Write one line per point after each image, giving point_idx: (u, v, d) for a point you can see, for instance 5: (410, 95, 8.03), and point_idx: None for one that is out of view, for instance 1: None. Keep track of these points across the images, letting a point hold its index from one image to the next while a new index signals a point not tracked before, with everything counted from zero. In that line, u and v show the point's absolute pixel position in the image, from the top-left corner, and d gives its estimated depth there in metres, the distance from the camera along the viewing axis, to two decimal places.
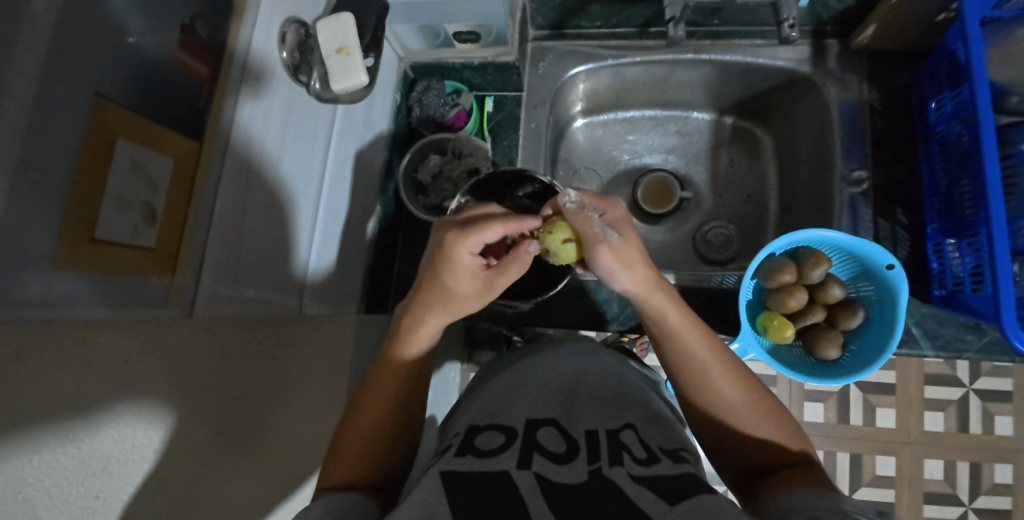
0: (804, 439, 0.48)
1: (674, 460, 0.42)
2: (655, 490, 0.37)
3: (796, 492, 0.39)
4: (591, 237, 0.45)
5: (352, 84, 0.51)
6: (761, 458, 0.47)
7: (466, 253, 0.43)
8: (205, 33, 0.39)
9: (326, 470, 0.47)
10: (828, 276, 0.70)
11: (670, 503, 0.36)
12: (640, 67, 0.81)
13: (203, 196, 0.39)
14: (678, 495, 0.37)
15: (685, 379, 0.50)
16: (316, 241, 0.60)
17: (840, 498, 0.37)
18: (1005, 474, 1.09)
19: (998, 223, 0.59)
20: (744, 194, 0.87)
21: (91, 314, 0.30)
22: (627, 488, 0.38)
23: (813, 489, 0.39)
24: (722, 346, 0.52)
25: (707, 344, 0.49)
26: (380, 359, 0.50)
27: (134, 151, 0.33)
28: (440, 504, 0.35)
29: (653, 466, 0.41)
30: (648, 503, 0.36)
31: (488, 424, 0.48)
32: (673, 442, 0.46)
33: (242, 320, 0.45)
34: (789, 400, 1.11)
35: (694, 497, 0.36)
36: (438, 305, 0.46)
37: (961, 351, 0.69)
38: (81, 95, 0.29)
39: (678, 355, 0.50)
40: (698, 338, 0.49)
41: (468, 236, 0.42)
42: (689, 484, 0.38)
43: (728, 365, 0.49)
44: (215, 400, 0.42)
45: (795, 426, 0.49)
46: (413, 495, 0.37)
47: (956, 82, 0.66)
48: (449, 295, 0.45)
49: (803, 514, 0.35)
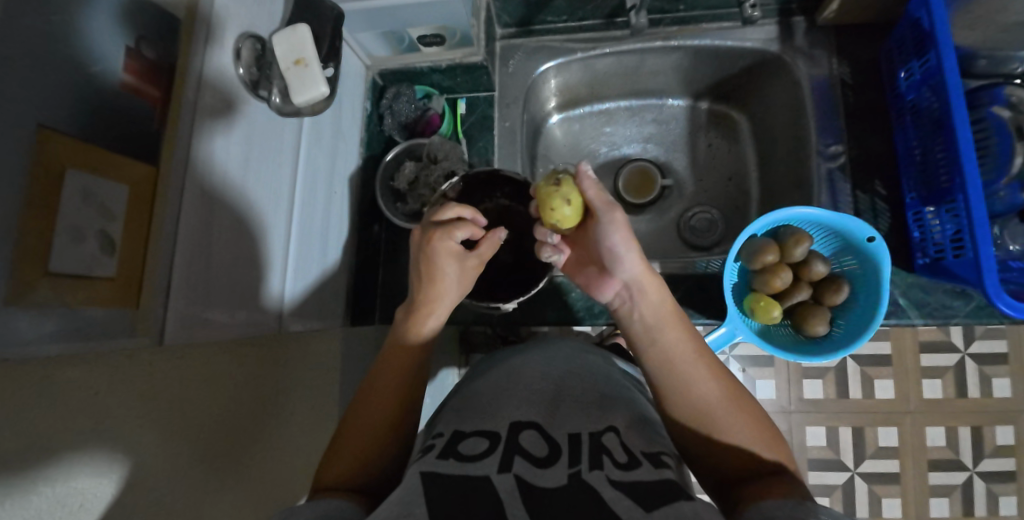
0: (785, 449, 0.47)
1: (655, 464, 0.41)
2: (633, 497, 0.36)
3: (773, 501, 0.39)
4: (604, 203, 0.52)
5: (311, 95, 0.49)
6: (740, 466, 0.46)
7: (450, 242, 0.51)
8: (153, 54, 0.38)
9: (320, 469, 0.46)
10: (812, 253, 0.69)
11: (647, 509, 0.35)
12: (610, 58, 0.81)
13: (163, 224, 0.38)
14: (655, 500, 0.36)
15: (666, 374, 0.52)
16: (291, 267, 0.59)
17: (815, 508, 0.37)
18: (1006, 435, 1.10)
19: (974, 188, 0.59)
20: (725, 177, 0.86)
21: (51, 351, 0.29)
22: (605, 493, 0.37)
23: (789, 498, 0.39)
24: (710, 355, 0.53)
25: (688, 337, 0.53)
26: (365, 380, 0.51)
27: (85, 180, 0.32)
28: (417, 502, 0.35)
29: (632, 471, 0.40)
30: (623, 509, 0.35)
31: (472, 429, 0.47)
32: (654, 445, 0.45)
33: (217, 344, 0.45)
34: (788, 380, 1.11)
35: (671, 503, 0.35)
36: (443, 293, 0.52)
37: (949, 317, 0.70)
38: (22, 127, 0.28)
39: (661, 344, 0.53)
40: (681, 333, 0.53)
41: (447, 229, 0.51)
42: (670, 489, 0.38)
43: (706, 362, 0.51)
44: (194, 427, 0.41)
45: (776, 435, 0.48)
46: (392, 495, 0.37)
47: (923, 50, 0.66)
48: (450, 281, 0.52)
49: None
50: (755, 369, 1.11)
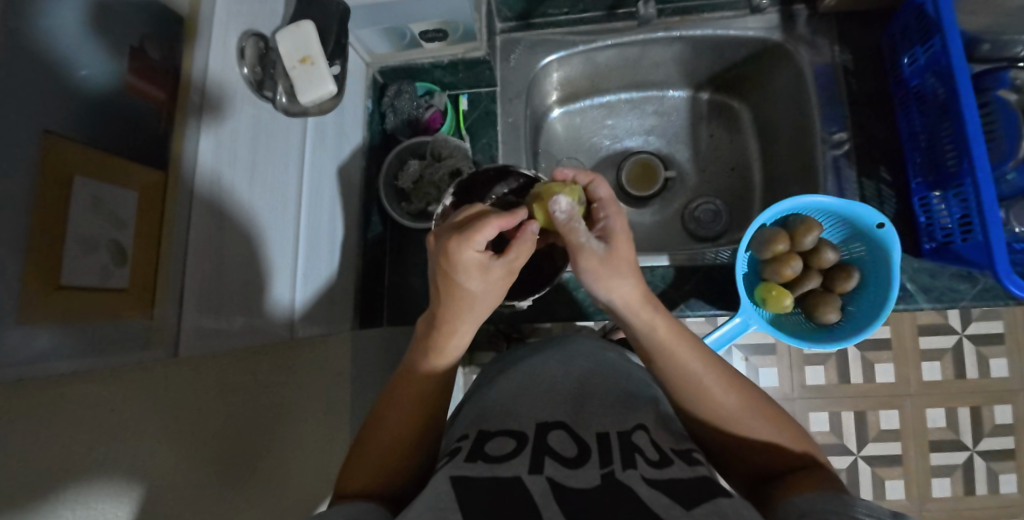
0: (807, 436, 0.48)
1: (688, 462, 0.41)
2: (670, 495, 0.36)
3: (810, 494, 0.39)
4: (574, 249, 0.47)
5: (318, 94, 0.49)
6: (771, 462, 0.46)
7: (474, 253, 0.41)
8: (156, 54, 0.37)
9: (345, 475, 0.45)
10: (821, 241, 0.69)
11: (687, 507, 0.34)
12: (612, 50, 0.80)
13: (174, 231, 0.37)
14: (694, 498, 0.35)
15: (679, 390, 0.49)
16: (299, 273, 0.58)
17: (852, 499, 0.37)
18: (1003, 414, 1.12)
19: (983, 171, 0.59)
20: (728, 167, 0.86)
21: (67, 367, 0.28)
22: (640, 491, 0.36)
23: (825, 491, 0.39)
24: (717, 358, 0.51)
25: (697, 355, 0.49)
26: (392, 384, 0.49)
27: (94, 188, 0.31)
28: (448, 509, 0.34)
29: (666, 469, 0.39)
30: (662, 506, 0.34)
31: (497, 428, 0.47)
32: (684, 443, 0.45)
33: (230, 352, 0.44)
34: (790, 367, 1.12)
35: (710, 501, 0.35)
36: (467, 310, 0.45)
37: (956, 300, 0.70)
38: (28, 133, 0.27)
39: (668, 365, 0.50)
40: (689, 351, 0.49)
41: (469, 238, 0.40)
42: (705, 486, 0.37)
43: (719, 372, 0.49)
44: (210, 439, 0.40)
45: (797, 427, 0.48)
46: (421, 499, 0.36)
47: (926, 37, 0.66)
48: (473, 297, 0.44)
49: (814, 515, 0.35)
50: (757, 357, 1.11)
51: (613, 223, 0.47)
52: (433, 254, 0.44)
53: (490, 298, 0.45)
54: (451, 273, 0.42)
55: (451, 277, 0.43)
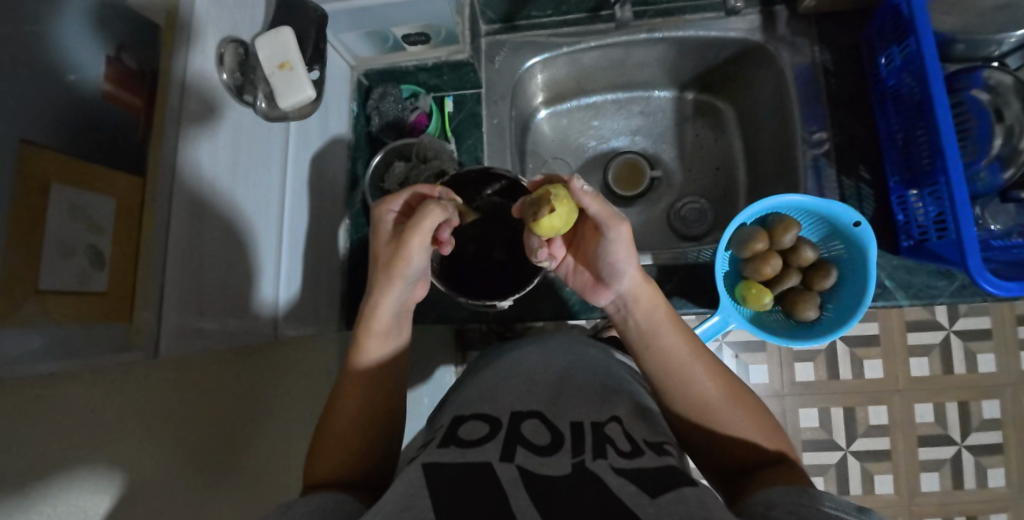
0: (783, 435, 0.49)
1: (657, 452, 0.43)
2: (638, 483, 0.37)
3: (779, 487, 0.40)
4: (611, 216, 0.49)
5: (298, 99, 0.50)
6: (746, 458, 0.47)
7: (389, 213, 0.50)
8: (134, 62, 0.37)
9: (313, 464, 0.46)
10: (800, 239, 0.70)
11: (652, 495, 0.35)
12: (596, 51, 0.81)
13: (153, 234, 0.38)
14: (660, 487, 0.36)
15: (669, 375, 0.51)
16: (283, 273, 0.59)
17: (818, 493, 0.38)
18: (991, 409, 1.13)
19: (956, 170, 0.60)
20: (712, 166, 0.87)
21: (47, 369, 0.29)
22: (608, 479, 0.37)
23: (794, 485, 0.40)
24: (704, 352, 0.53)
25: (686, 340, 0.53)
26: (347, 371, 0.49)
27: (71, 195, 0.32)
28: (420, 494, 0.35)
29: (636, 459, 0.41)
30: (629, 495, 0.35)
31: (472, 413, 0.48)
32: (657, 435, 0.46)
33: (213, 352, 0.44)
34: (779, 364, 1.13)
35: (675, 490, 0.36)
36: (381, 278, 0.48)
37: (934, 297, 0.71)
38: (7, 141, 0.27)
39: (662, 348, 0.52)
40: (680, 336, 0.53)
41: (387, 199, 0.51)
42: (673, 477, 0.38)
43: (705, 361, 0.51)
44: (192, 437, 0.41)
45: (773, 423, 0.49)
46: (394, 487, 0.37)
47: (902, 36, 0.67)
48: (383, 260, 0.48)
49: (782, 507, 0.36)
50: (747, 355, 1.12)
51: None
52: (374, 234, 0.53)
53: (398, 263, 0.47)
54: (375, 237, 0.51)
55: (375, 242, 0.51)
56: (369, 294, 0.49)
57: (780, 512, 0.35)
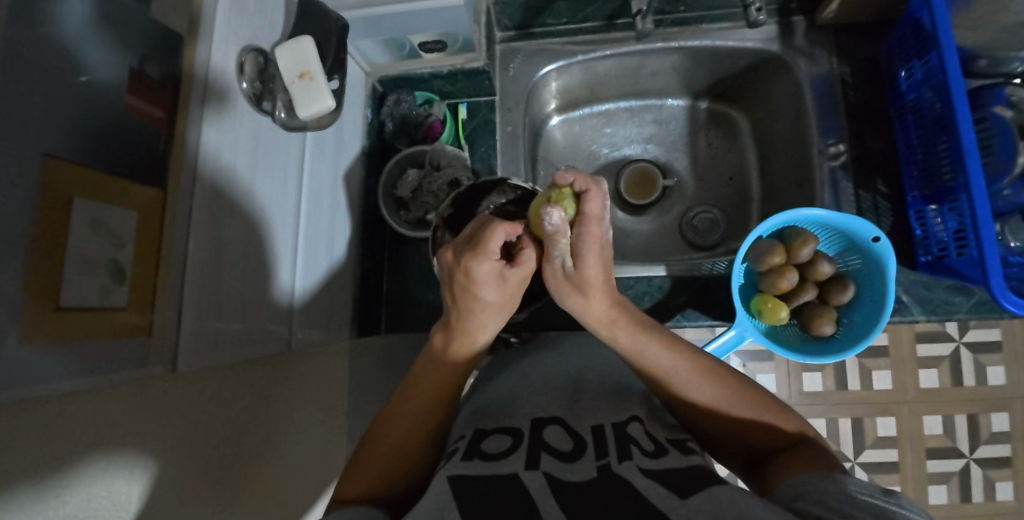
0: (797, 415, 0.49)
1: (683, 451, 0.42)
2: (665, 484, 0.36)
3: (802, 476, 0.40)
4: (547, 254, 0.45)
5: (318, 109, 0.50)
6: (763, 442, 0.47)
7: (491, 263, 0.41)
8: (155, 73, 0.37)
9: (340, 481, 0.46)
10: (817, 253, 0.70)
11: (682, 496, 0.35)
12: (610, 60, 0.81)
13: (172, 246, 0.37)
14: (689, 487, 0.36)
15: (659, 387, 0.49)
16: (299, 270, 0.59)
17: (843, 478, 0.38)
18: (1000, 421, 1.12)
19: (977, 186, 0.60)
20: (725, 176, 0.86)
21: (66, 387, 0.28)
22: (636, 482, 0.37)
23: (819, 471, 0.40)
24: (698, 353, 0.50)
25: (671, 356, 0.48)
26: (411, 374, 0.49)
27: (93, 209, 0.31)
28: (448, 509, 0.34)
29: (661, 459, 0.40)
30: (658, 497, 0.35)
31: (494, 425, 0.47)
32: (677, 433, 0.46)
33: (229, 365, 0.44)
34: (788, 374, 1.12)
35: (704, 489, 0.35)
36: (485, 316, 0.45)
37: (951, 313, 0.71)
38: (28, 155, 0.27)
39: (643, 369, 0.49)
40: (662, 348, 0.48)
41: (479, 248, 0.40)
42: (699, 475, 0.38)
43: (698, 368, 0.48)
44: (208, 449, 0.40)
45: (780, 405, 0.49)
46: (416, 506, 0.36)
47: (924, 50, 0.67)
48: (492, 304, 0.44)
49: (809, 498, 0.36)
50: (755, 364, 1.11)
51: (584, 238, 0.42)
52: (445, 267, 0.44)
53: (507, 304, 0.45)
54: (469, 287, 0.42)
55: (470, 290, 0.43)
56: (463, 331, 0.46)
57: (806, 502, 0.35)
